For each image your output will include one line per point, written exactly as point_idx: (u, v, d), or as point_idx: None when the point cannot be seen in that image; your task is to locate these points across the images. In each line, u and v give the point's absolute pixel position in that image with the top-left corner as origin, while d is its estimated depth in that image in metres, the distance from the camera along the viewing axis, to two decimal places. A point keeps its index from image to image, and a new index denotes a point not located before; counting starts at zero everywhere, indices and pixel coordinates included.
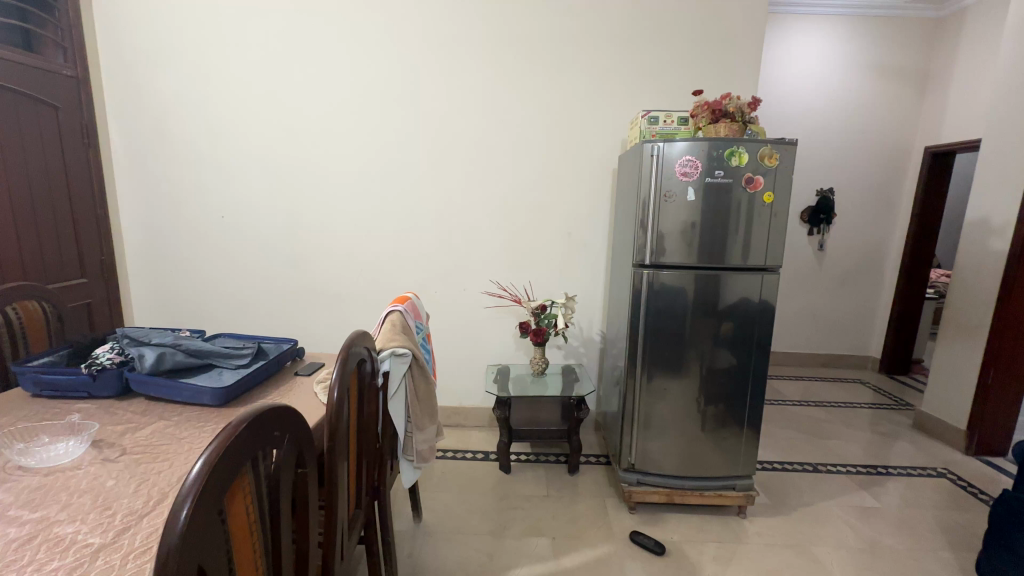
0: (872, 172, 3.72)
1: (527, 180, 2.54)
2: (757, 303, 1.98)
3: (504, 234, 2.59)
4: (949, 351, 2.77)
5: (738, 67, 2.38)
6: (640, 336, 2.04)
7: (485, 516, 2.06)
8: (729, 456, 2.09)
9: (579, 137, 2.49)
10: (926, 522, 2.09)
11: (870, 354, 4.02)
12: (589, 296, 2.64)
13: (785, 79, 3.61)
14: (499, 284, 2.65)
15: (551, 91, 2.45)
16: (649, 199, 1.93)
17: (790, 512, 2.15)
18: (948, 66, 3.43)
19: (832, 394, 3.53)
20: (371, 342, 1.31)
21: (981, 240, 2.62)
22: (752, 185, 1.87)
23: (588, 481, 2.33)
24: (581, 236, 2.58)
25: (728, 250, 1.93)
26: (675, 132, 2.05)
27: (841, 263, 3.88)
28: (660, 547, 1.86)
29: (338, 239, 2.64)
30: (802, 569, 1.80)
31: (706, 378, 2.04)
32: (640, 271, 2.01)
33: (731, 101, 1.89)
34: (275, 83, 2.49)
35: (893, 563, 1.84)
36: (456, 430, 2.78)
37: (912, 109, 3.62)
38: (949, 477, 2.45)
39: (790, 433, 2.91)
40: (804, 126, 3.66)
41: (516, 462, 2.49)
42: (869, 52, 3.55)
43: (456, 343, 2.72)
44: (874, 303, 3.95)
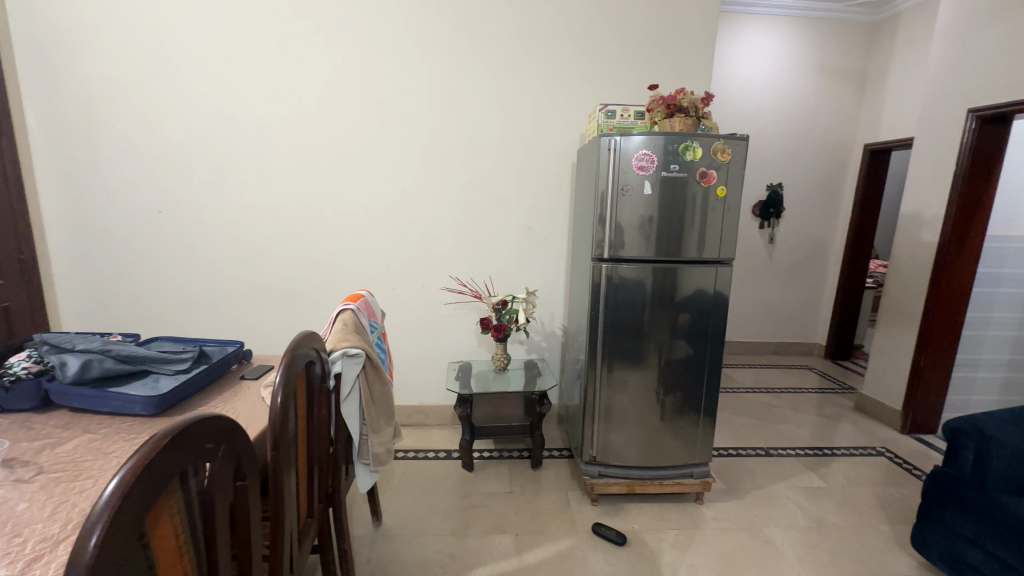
0: (816, 167, 3.89)
1: (486, 174, 2.50)
2: (712, 295, 2.03)
3: (464, 228, 2.55)
4: (887, 337, 2.95)
5: (691, 64, 2.43)
6: (599, 329, 2.05)
7: (447, 516, 2.02)
8: (686, 444, 2.14)
9: (538, 131, 2.47)
10: (866, 499, 2.22)
11: (816, 341, 4.24)
12: (551, 291, 2.64)
13: (738, 77, 3.71)
14: (459, 280, 2.60)
15: (509, 83, 2.42)
16: (607, 192, 1.94)
17: (744, 495, 2.23)
18: (884, 68, 3.63)
19: (782, 380, 3.69)
20: (321, 343, 1.25)
21: (914, 232, 2.79)
22: (706, 179, 1.91)
23: (551, 475, 2.34)
24: (541, 230, 2.57)
25: (685, 244, 1.97)
26: (631, 126, 2.06)
27: (789, 255, 4.05)
28: (622, 538, 1.87)
29: (289, 235, 2.52)
30: (755, 550, 1.87)
31: (664, 369, 2.08)
32: (599, 265, 2.01)
33: (686, 96, 1.92)
34: (215, 69, 2.33)
35: (838, 540, 1.94)
36: (416, 429, 2.72)
37: (852, 109, 3.81)
38: (887, 455, 2.61)
39: (744, 419, 3.02)
40: (755, 123, 3.79)
41: (479, 459, 2.47)
42: (813, 52, 3.70)
43: (416, 341, 2.66)
44: (819, 293, 4.15)
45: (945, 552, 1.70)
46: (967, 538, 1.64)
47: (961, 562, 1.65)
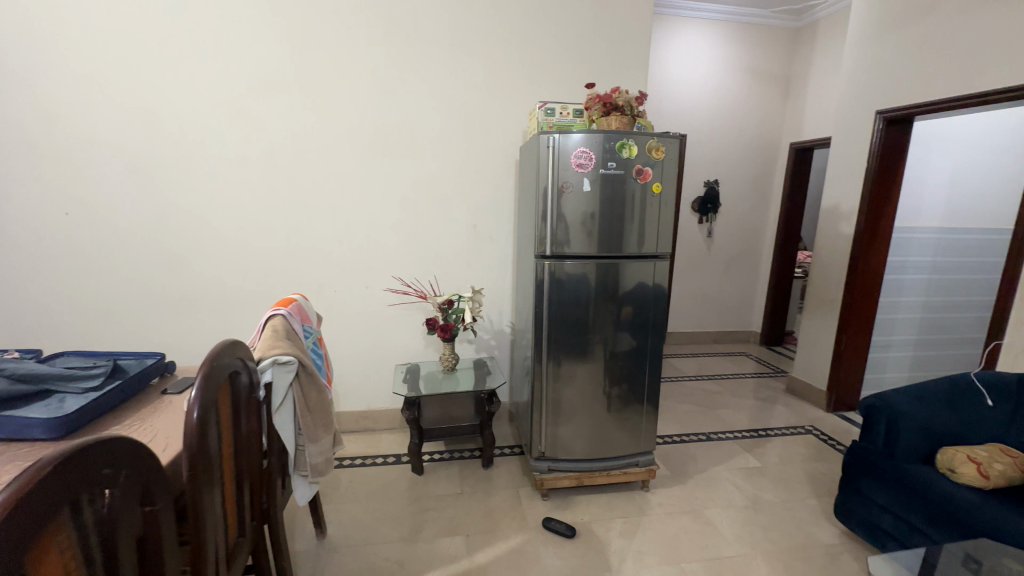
0: (748, 165, 4.11)
1: (429, 171, 2.45)
2: (652, 288, 2.09)
3: (407, 227, 2.49)
4: (812, 323, 3.17)
5: (626, 63, 2.50)
6: (544, 326, 2.07)
7: (396, 522, 1.97)
8: (632, 433, 2.20)
9: (480, 128, 2.45)
10: (796, 475, 2.37)
11: (752, 329, 4.49)
12: (498, 288, 2.63)
13: (675, 77, 3.85)
14: (403, 280, 2.54)
15: (449, 80, 2.39)
16: (548, 190, 1.95)
17: (687, 480, 2.33)
18: (805, 71, 3.88)
19: (722, 367, 3.89)
20: (247, 352, 1.18)
21: (833, 225, 3.01)
22: (642, 176, 1.96)
23: (502, 473, 2.34)
24: (487, 228, 2.55)
25: (625, 239, 2.02)
26: (571, 124, 2.08)
27: (726, 248, 4.27)
28: (571, 530, 1.90)
29: (218, 237, 2.36)
30: (696, 532, 1.95)
31: (609, 362, 2.12)
32: (542, 262, 2.02)
33: (620, 95, 1.97)
34: (126, 58, 2.14)
35: (771, 516, 2.06)
36: (364, 435, 2.64)
37: (778, 110, 4.05)
38: (814, 433, 2.81)
39: (687, 406, 3.15)
40: (692, 122, 3.95)
41: (430, 461, 2.43)
42: (742, 55, 3.90)
43: (361, 345, 2.58)
44: (754, 284, 4.40)
45: (861, 520, 1.85)
46: (880, 505, 1.78)
47: (876, 528, 1.80)
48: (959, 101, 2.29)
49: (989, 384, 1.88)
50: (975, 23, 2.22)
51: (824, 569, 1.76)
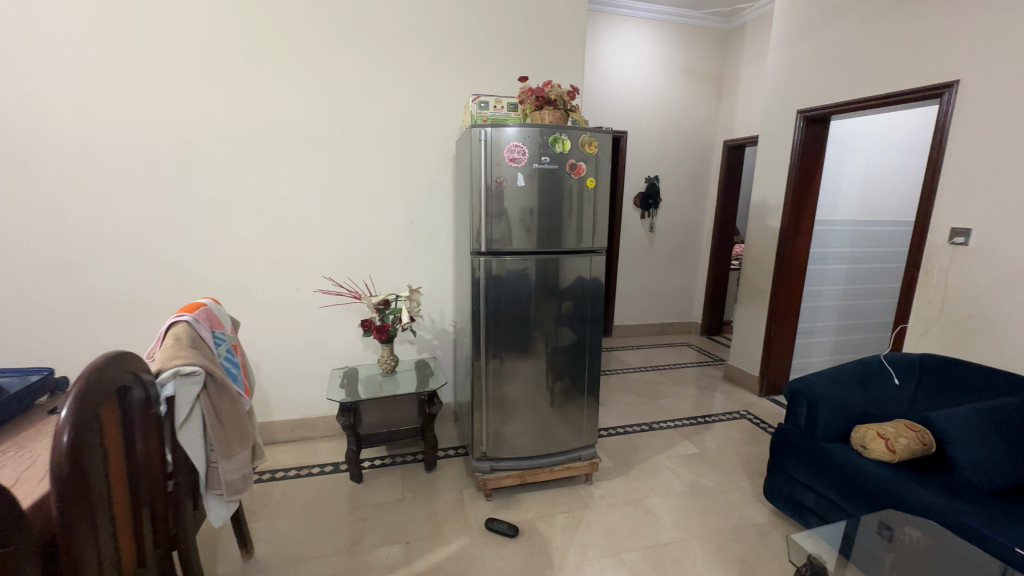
0: (685, 161, 4.26)
1: (363, 165, 2.35)
2: (590, 282, 2.10)
3: (340, 224, 2.37)
4: (746, 312, 3.33)
5: (561, 59, 2.50)
6: (483, 324, 2.03)
7: (331, 535, 1.88)
8: (574, 427, 2.21)
9: (415, 121, 2.38)
10: (731, 459, 2.47)
11: (693, 320, 4.67)
12: (439, 287, 2.57)
13: (614, 74, 3.91)
14: (337, 281, 2.42)
15: (381, 72, 2.29)
16: (482, 185, 1.90)
17: (629, 470, 2.37)
18: (735, 71, 4.06)
19: (665, 358, 4.01)
20: (139, 363, 1.06)
21: (762, 220, 3.16)
22: (576, 171, 1.96)
23: (446, 476, 2.29)
24: (426, 225, 2.48)
25: (563, 234, 2.01)
26: (505, 118, 2.05)
27: (667, 242, 4.40)
28: (513, 529, 1.88)
29: (127, 239, 2.16)
30: (637, 522, 1.98)
31: (550, 357, 2.12)
32: (478, 258, 1.97)
33: (553, 89, 1.95)
34: (6, 39, 1.90)
35: (707, 500, 2.13)
36: (301, 445, 2.50)
37: (712, 108, 4.21)
38: (748, 417, 2.94)
39: (631, 398, 3.22)
40: (631, 119, 4.03)
41: (370, 468, 2.34)
42: (677, 54, 4.02)
43: (294, 349, 2.44)
44: (694, 276, 4.57)
45: (787, 498, 1.95)
46: (803, 483, 1.88)
47: (800, 505, 1.90)
48: (870, 102, 2.45)
49: (895, 364, 2.03)
50: (880, 30, 2.39)
51: (755, 548, 1.84)
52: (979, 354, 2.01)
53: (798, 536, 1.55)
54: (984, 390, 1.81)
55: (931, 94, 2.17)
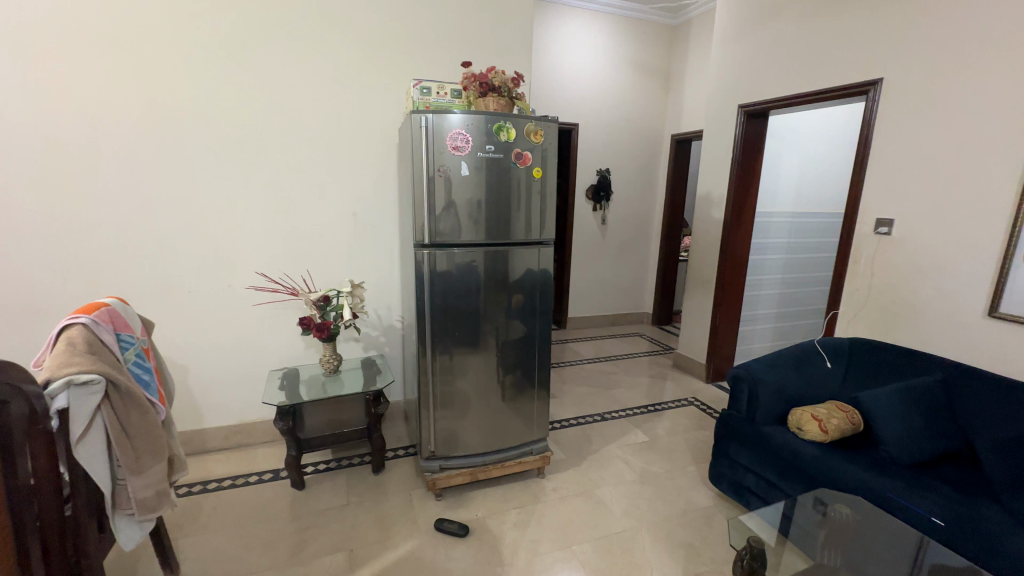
0: (636, 154, 4.32)
1: (300, 153, 2.21)
2: (539, 274, 2.07)
3: (276, 216, 2.22)
4: (693, 302, 3.42)
5: (507, 46, 2.45)
6: (429, 319, 1.95)
7: (269, 547, 1.76)
8: (525, 421, 2.18)
9: (356, 107, 2.26)
10: (679, 445, 2.53)
11: (644, 310, 4.77)
12: (385, 281, 2.47)
13: (566, 65, 3.89)
14: (274, 277, 2.28)
15: (316, 53, 2.15)
16: (423, 174, 1.82)
17: (581, 461, 2.37)
18: (681, 66, 4.14)
19: (617, 348, 4.08)
20: (20, 373, 0.93)
21: (707, 212, 3.25)
22: (522, 161, 1.92)
23: (395, 477, 2.21)
24: (369, 217, 2.38)
25: (511, 225, 1.97)
26: (448, 105, 1.98)
27: (619, 234, 4.46)
28: (463, 529, 1.83)
29: (24, 233, 1.92)
30: (588, 513, 1.99)
31: (500, 351, 2.07)
32: (421, 251, 1.89)
33: (497, 75, 1.89)
34: None
35: (656, 487, 2.16)
36: (237, 452, 2.34)
37: (660, 102, 4.29)
38: (696, 404, 3.03)
39: (584, 388, 3.24)
40: (583, 111, 4.03)
41: (313, 474, 2.22)
42: (626, 47, 4.06)
43: (228, 351, 2.28)
44: (644, 268, 4.66)
45: (730, 481, 2.01)
46: (744, 466, 1.95)
47: (742, 487, 1.96)
48: (804, 97, 2.55)
49: (827, 349, 2.13)
50: (814, 28, 2.48)
51: (700, 531, 1.88)
52: (900, 336, 2.15)
53: (743, 516, 1.55)
54: (904, 370, 1.94)
55: (859, 90, 2.27)
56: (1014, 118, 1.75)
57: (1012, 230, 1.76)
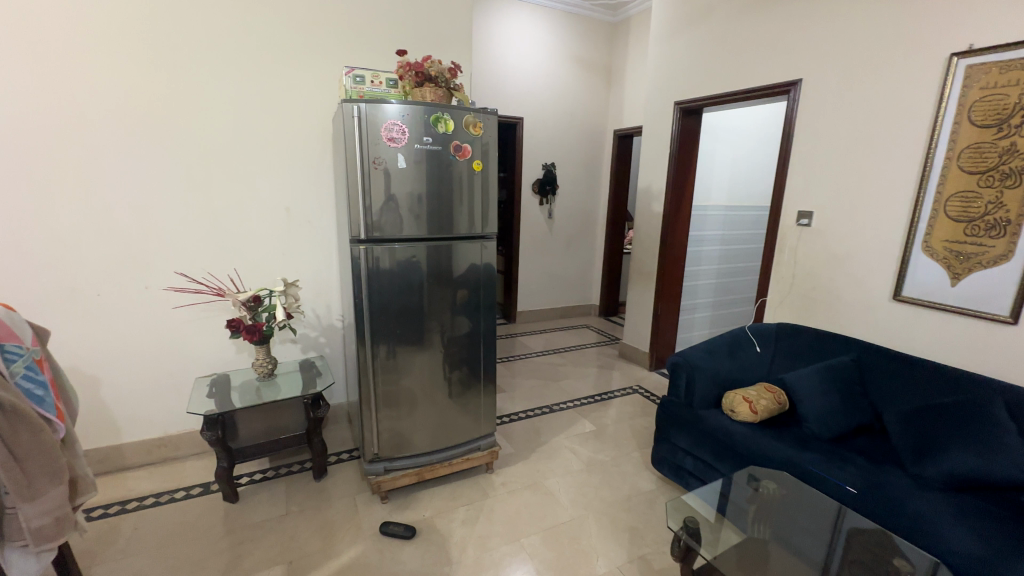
0: (580, 149, 4.38)
1: (224, 144, 2.05)
2: (482, 269, 2.05)
3: (197, 211, 2.06)
4: (636, 293, 3.53)
5: (445, 36, 2.40)
6: (368, 317, 1.88)
7: (198, 566, 1.64)
8: (472, 416, 2.16)
9: (284, 95, 2.13)
10: (624, 432, 2.61)
11: (592, 302, 4.87)
12: (323, 279, 2.36)
13: (509, 59, 3.87)
14: (197, 278, 2.11)
15: (238, 35, 2.00)
16: (358, 167, 1.74)
17: (529, 454, 2.39)
18: (621, 63, 4.24)
19: (566, 340, 4.14)
20: None
21: (647, 205, 3.35)
22: (461, 153, 1.89)
23: (338, 482, 2.12)
24: (304, 211, 2.26)
25: (453, 219, 1.93)
26: (384, 95, 1.90)
27: (565, 227, 4.52)
28: (410, 531, 1.79)
29: None
30: (537, 505, 2.00)
31: (444, 348, 2.04)
32: (359, 247, 1.82)
33: (433, 65, 1.84)
34: None
35: (602, 474, 2.22)
36: (161, 467, 2.17)
37: (602, 97, 4.37)
38: (640, 391, 3.14)
39: (533, 381, 3.27)
40: (527, 105, 4.03)
41: (247, 485, 2.09)
42: (568, 43, 4.09)
43: (147, 359, 2.10)
44: (591, 261, 4.76)
45: (671, 464, 2.09)
46: (683, 449, 2.03)
47: (682, 469, 2.04)
48: (733, 96, 2.67)
49: (757, 334, 2.26)
50: (741, 29, 2.60)
51: (644, 515, 1.95)
52: (820, 320, 2.31)
53: (686, 496, 1.62)
54: (823, 352, 2.09)
55: (782, 90, 2.41)
56: (912, 118, 1.91)
57: (912, 221, 1.93)
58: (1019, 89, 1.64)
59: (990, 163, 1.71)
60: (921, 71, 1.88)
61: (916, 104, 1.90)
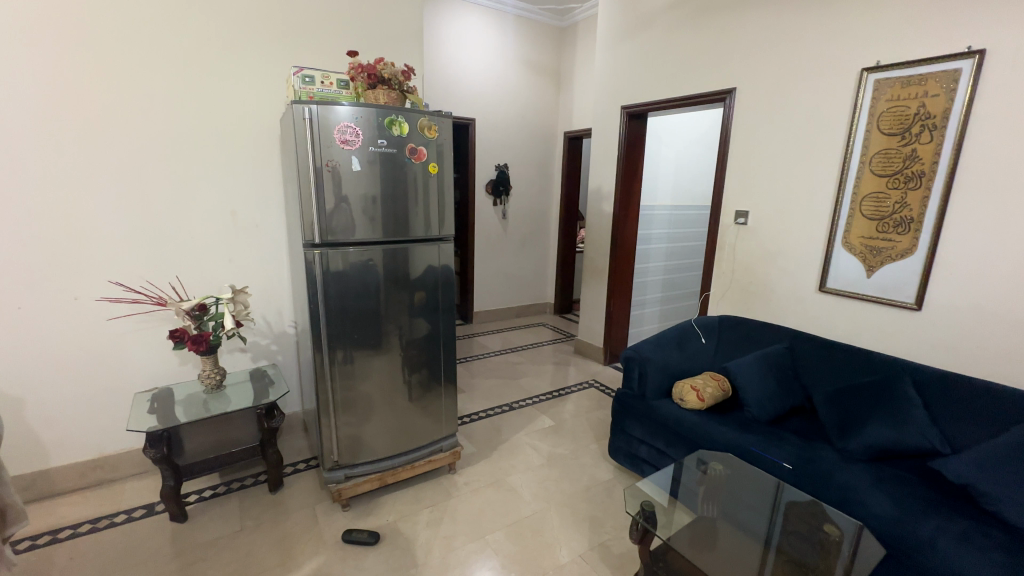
0: (532, 150, 4.46)
1: (160, 145, 1.94)
2: (440, 271, 2.06)
3: (132, 216, 1.93)
4: (589, 290, 3.64)
5: (395, 37, 2.39)
6: (325, 322, 1.84)
7: None
8: (433, 418, 2.17)
9: (226, 94, 2.04)
10: (582, 426, 2.70)
11: (547, 300, 4.97)
12: (273, 284, 2.29)
13: (460, 60, 3.88)
14: (134, 287, 1.99)
15: (172, 30, 1.89)
16: (310, 170, 1.71)
17: (491, 452, 2.42)
18: (569, 66, 4.35)
19: (523, 338, 4.20)
20: None
21: (597, 206, 3.47)
22: (417, 156, 1.89)
23: (295, 493, 2.06)
24: (251, 215, 2.18)
25: (409, 221, 1.93)
26: (335, 96, 1.87)
27: (519, 227, 4.58)
28: (374, 537, 1.77)
29: None
30: (500, 502, 2.04)
31: (404, 350, 2.03)
32: (313, 252, 1.78)
33: (385, 67, 1.84)
34: None
35: (563, 468, 2.29)
36: (97, 490, 2.02)
37: (552, 99, 4.46)
38: (596, 385, 3.25)
39: (492, 380, 3.30)
40: (479, 106, 4.06)
41: (197, 503, 1.99)
42: (518, 46, 4.16)
43: (77, 376, 1.95)
44: (545, 260, 4.86)
45: (627, 453, 2.20)
46: (638, 438, 2.14)
47: (638, 457, 2.15)
48: (675, 102, 2.82)
49: (702, 327, 2.41)
50: (681, 39, 2.75)
51: (603, 503, 2.03)
52: (757, 312, 2.50)
53: (642, 482, 1.71)
54: (761, 341, 2.26)
55: (718, 97, 2.57)
56: (831, 126, 2.11)
57: (833, 219, 2.13)
58: (918, 101, 1.84)
59: (896, 167, 1.92)
60: (837, 84, 2.08)
61: (834, 114, 2.10)
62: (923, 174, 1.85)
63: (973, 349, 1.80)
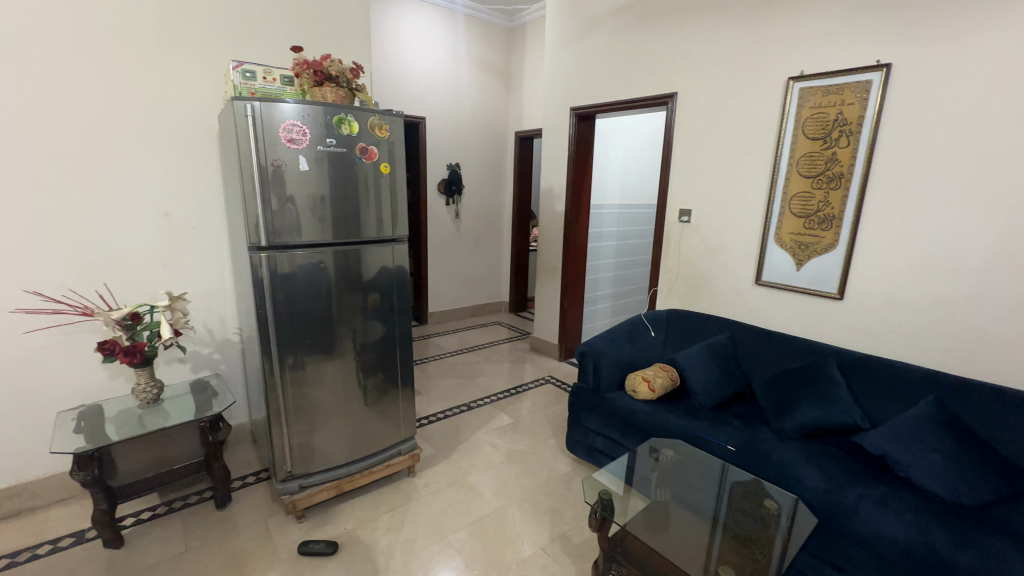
0: (483, 149, 4.47)
1: (81, 142, 1.79)
2: (394, 272, 2.03)
3: (50, 219, 1.77)
4: (543, 288, 3.70)
5: (341, 34, 2.32)
6: (273, 328, 1.77)
7: None
8: (391, 422, 2.13)
9: (156, 88, 1.91)
10: (539, 422, 2.75)
11: (502, 299, 5.01)
12: (214, 290, 2.17)
13: (409, 59, 3.82)
14: (54, 296, 1.82)
15: (93, 18, 1.75)
16: (255, 169, 1.64)
17: (450, 453, 2.41)
18: (519, 67, 4.39)
19: (479, 337, 4.21)
20: None
21: (549, 205, 3.53)
22: (367, 155, 1.85)
23: (245, 507, 1.97)
24: (188, 217, 2.05)
25: (361, 222, 1.89)
26: (279, 93, 1.79)
27: (473, 227, 4.58)
28: (331, 546, 1.72)
29: None
30: (461, 501, 2.04)
31: (358, 354, 1.98)
32: (259, 255, 1.71)
33: (332, 64, 1.80)
34: None
35: (522, 463, 2.32)
36: (16, 520, 1.84)
37: (502, 99, 4.49)
38: (552, 381, 3.31)
39: (449, 381, 3.29)
40: (429, 105, 4.02)
41: (134, 526, 1.86)
42: (467, 45, 4.15)
43: None
44: (499, 259, 4.88)
45: (584, 446, 2.26)
46: (594, 431, 2.21)
47: (594, 449, 2.22)
48: (621, 105, 2.92)
49: (651, 321, 2.52)
50: (625, 44, 2.85)
51: (562, 496, 2.08)
52: (701, 305, 2.64)
53: (599, 472, 1.77)
54: (705, 332, 2.39)
55: (661, 101, 2.69)
56: (763, 130, 2.27)
57: (766, 217, 2.29)
58: (836, 109, 2.02)
59: (820, 169, 2.09)
60: (768, 91, 2.23)
61: (766, 119, 2.25)
62: (842, 176, 2.03)
63: (886, 333, 2.00)
